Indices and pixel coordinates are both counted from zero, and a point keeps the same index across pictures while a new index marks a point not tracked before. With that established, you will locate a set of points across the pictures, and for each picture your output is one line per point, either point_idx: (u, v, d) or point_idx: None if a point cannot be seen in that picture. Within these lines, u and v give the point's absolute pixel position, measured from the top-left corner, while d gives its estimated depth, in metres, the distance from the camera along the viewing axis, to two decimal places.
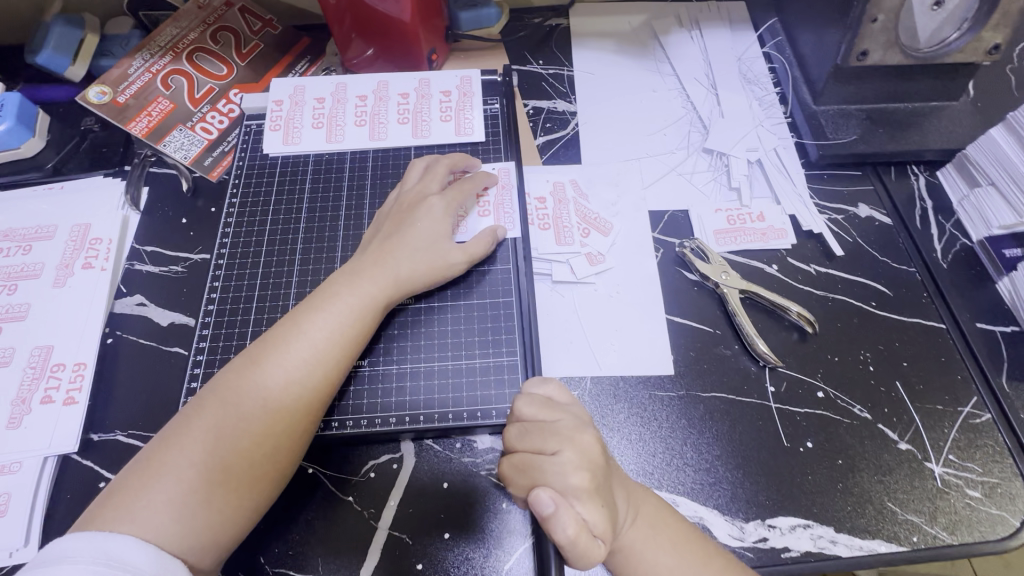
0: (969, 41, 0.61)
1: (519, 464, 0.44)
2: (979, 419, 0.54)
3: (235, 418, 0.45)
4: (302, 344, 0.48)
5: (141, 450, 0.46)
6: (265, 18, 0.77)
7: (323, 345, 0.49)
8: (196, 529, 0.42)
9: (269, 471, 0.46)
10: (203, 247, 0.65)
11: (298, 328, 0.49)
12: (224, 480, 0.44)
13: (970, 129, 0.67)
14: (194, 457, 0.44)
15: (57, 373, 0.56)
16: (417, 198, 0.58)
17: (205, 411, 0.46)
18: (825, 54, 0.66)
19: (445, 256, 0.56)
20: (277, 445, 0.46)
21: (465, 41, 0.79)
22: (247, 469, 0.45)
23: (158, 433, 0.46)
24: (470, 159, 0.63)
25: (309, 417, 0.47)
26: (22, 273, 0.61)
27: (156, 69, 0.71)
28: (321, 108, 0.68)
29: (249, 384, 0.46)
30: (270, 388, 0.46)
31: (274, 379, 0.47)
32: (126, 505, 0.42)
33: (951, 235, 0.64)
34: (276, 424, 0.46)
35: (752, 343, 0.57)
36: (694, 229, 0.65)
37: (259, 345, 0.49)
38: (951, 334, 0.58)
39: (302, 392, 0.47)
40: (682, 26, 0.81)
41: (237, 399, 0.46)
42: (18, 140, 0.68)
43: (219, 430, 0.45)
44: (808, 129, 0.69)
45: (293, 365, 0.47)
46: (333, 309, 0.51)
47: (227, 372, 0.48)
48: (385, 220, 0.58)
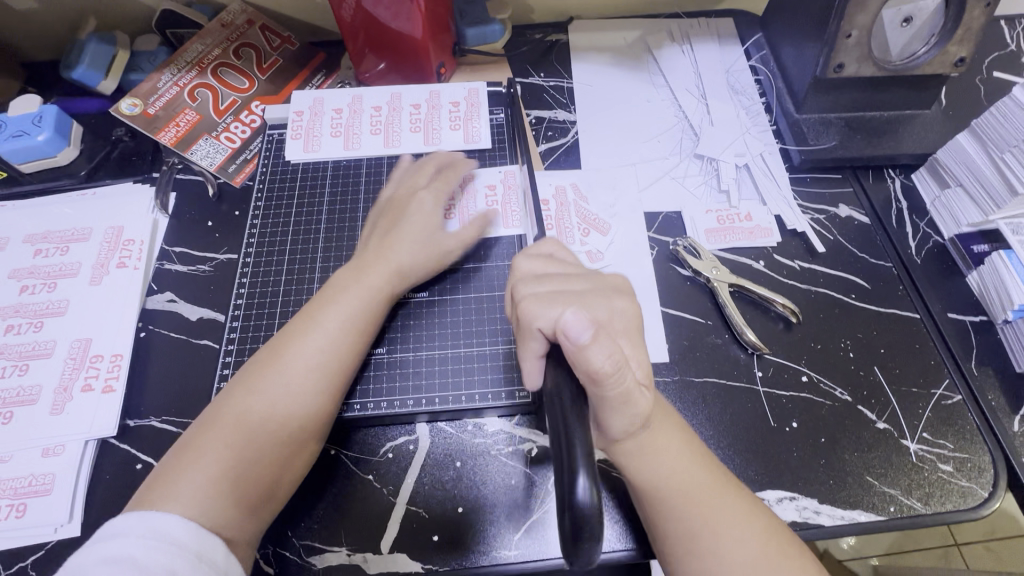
0: (936, 54, 0.66)
1: (529, 339, 0.44)
2: (951, 400, 0.59)
3: (259, 406, 0.49)
4: (316, 335, 0.53)
5: (177, 442, 0.50)
6: (283, 34, 0.82)
7: (335, 334, 0.53)
8: (232, 507, 0.46)
9: (294, 453, 0.50)
10: (228, 248, 0.69)
11: (313, 320, 0.54)
12: (253, 463, 0.48)
13: (941, 135, 0.73)
14: (225, 442, 0.48)
15: (96, 363, 0.60)
16: (408, 193, 0.63)
17: (232, 402, 0.50)
18: (805, 66, 0.72)
19: (441, 247, 0.61)
20: (299, 428, 0.50)
21: (470, 56, 0.84)
22: (272, 450, 0.49)
23: (192, 425, 0.50)
24: (457, 155, 0.68)
25: (326, 401, 0.52)
26: (61, 272, 0.66)
27: (183, 83, 0.76)
28: (339, 118, 0.73)
29: (270, 374, 0.51)
30: (289, 376, 0.51)
31: (292, 367, 0.51)
32: (168, 488, 0.46)
33: (925, 233, 0.69)
34: (296, 409, 0.50)
35: (741, 332, 0.61)
36: (687, 228, 0.70)
37: (279, 339, 0.53)
38: (925, 323, 0.63)
39: (318, 378, 0.51)
40: (673, 40, 0.86)
41: (259, 388, 0.50)
42: (54, 149, 0.72)
43: (246, 417, 0.49)
44: (791, 136, 0.74)
45: (310, 355, 0.52)
46: (347, 300, 0.55)
47: (249, 366, 0.52)
48: (378, 218, 0.63)
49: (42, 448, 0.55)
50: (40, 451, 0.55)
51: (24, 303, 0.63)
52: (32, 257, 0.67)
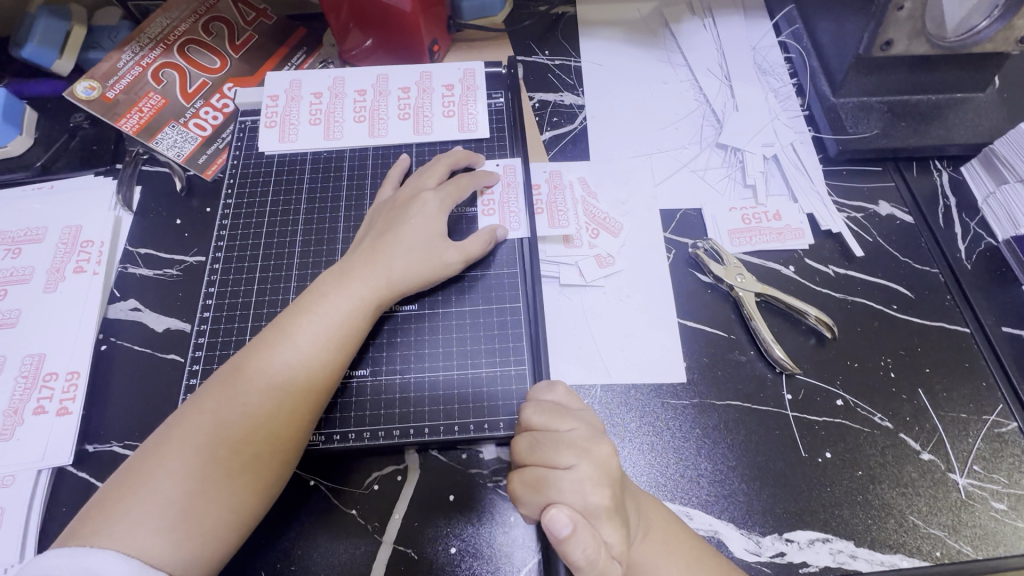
0: (1000, 29, 0.58)
1: (532, 480, 0.42)
2: (1004, 428, 0.52)
3: (219, 426, 0.43)
4: (288, 349, 0.46)
5: (122, 464, 0.43)
6: (259, 7, 0.75)
7: (309, 350, 0.47)
8: (173, 544, 0.39)
9: (252, 481, 0.43)
10: (198, 249, 0.63)
11: (285, 334, 0.47)
12: (204, 490, 0.41)
13: (997, 123, 0.64)
14: (173, 467, 0.41)
15: (50, 382, 0.54)
16: (412, 195, 0.56)
17: (189, 419, 0.44)
18: (846, 44, 0.63)
19: (441, 256, 0.54)
20: (260, 451, 0.43)
21: (467, 31, 0.76)
22: (226, 479, 0.42)
23: (142, 444, 0.44)
24: (472, 155, 0.60)
25: (294, 424, 0.45)
26: (12, 278, 0.59)
27: (146, 63, 0.68)
28: (319, 104, 0.65)
29: (232, 394, 0.44)
30: (251, 395, 0.44)
31: (256, 385, 0.45)
32: (101, 522, 0.39)
33: (975, 234, 0.61)
34: (258, 432, 0.44)
35: (768, 349, 0.55)
36: (707, 230, 0.62)
37: (245, 352, 0.47)
38: (975, 338, 0.56)
39: (289, 397, 0.45)
40: (693, 13, 0.77)
41: (220, 406, 0.44)
42: (4, 138, 0.65)
43: (197, 440, 0.43)
44: (826, 123, 0.66)
45: (276, 372, 0.45)
46: (319, 315, 0.48)
47: (211, 383, 0.46)
48: (377, 218, 0.56)
49: None
50: None
51: None
52: None
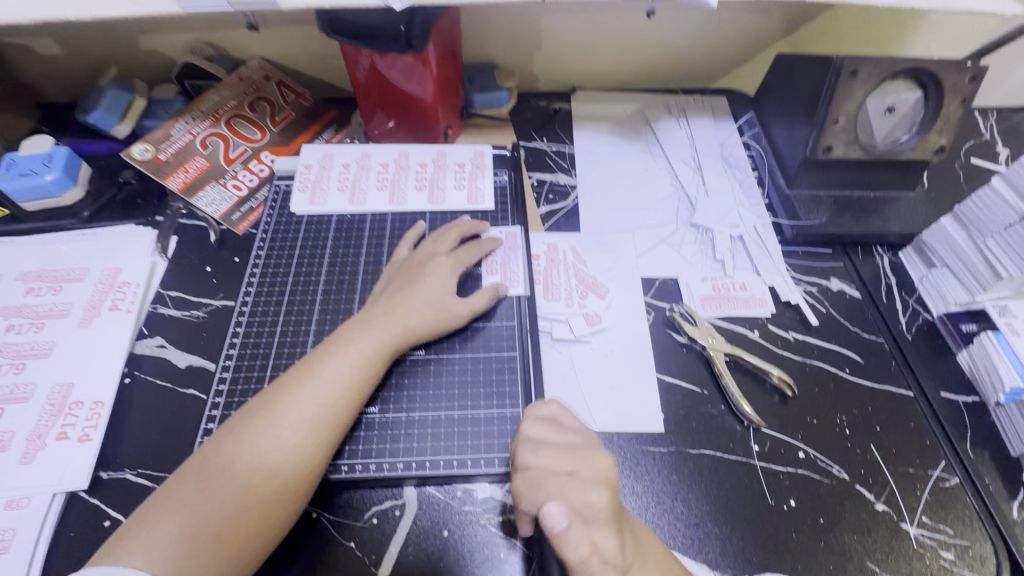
0: (918, 141, 0.71)
1: (534, 481, 0.48)
2: (948, 483, 0.58)
3: (248, 456, 0.47)
4: (315, 387, 0.51)
5: (157, 489, 0.47)
6: (299, 91, 0.87)
7: (333, 388, 0.52)
8: (202, 566, 0.43)
9: (274, 510, 0.47)
10: (225, 294, 0.69)
11: (313, 372, 0.52)
12: (229, 517, 0.45)
13: (925, 216, 0.76)
14: (206, 491, 0.46)
15: (74, 410, 0.58)
16: (427, 256, 0.64)
17: (222, 449, 0.48)
18: (796, 147, 0.76)
19: (448, 308, 0.61)
20: (281, 482, 0.47)
21: (477, 119, 0.89)
22: (252, 507, 0.46)
23: (177, 472, 0.48)
24: (479, 224, 0.69)
25: (314, 458, 0.49)
26: (50, 312, 0.64)
27: (196, 131, 0.78)
28: (347, 174, 0.74)
29: (263, 425, 0.49)
30: (279, 428, 0.49)
31: (285, 420, 0.49)
32: (135, 543, 0.43)
33: (914, 310, 0.70)
34: (284, 462, 0.48)
35: (737, 404, 0.61)
36: (683, 296, 0.71)
37: (274, 388, 0.52)
38: (918, 401, 0.63)
39: (312, 431, 0.50)
40: (670, 114, 0.91)
41: (249, 438, 0.48)
42: (61, 189, 0.72)
43: (229, 469, 0.47)
44: (783, 211, 0.77)
45: (304, 407, 0.50)
46: (343, 356, 0.54)
47: (244, 416, 0.51)
48: (394, 275, 0.64)
49: (5, 500, 0.52)
50: (1, 503, 0.52)
51: (8, 343, 0.61)
52: (22, 295, 0.65)
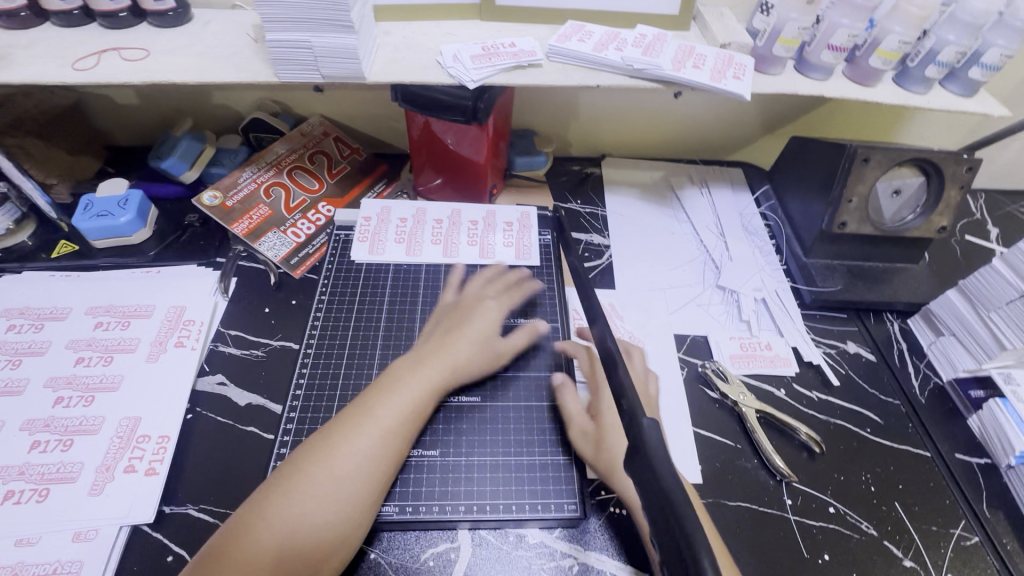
0: (923, 221, 0.79)
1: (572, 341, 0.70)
2: (969, 541, 0.61)
3: (316, 489, 0.50)
4: (371, 422, 0.55)
5: (223, 527, 0.49)
6: (354, 147, 0.94)
7: (387, 422, 0.55)
8: None
9: (337, 543, 0.50)
10: (283, 335, 0.73)
11: (368, 410, 0.55)
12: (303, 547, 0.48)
13: (930, 288, 0.83)
14: (279, 523, 0.48)
15: (142, 444, 0.60)
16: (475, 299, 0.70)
17: (288, 481, 0.51)
18: (812, 220, 0.84)
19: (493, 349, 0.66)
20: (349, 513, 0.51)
21: (516, 180, 0.96)
22: (317, 542, 0.48)
23: (241, 509, 0.50)
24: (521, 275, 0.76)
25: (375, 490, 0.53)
26: (118, 347, 0.67)
27: (261, 181, 0.84)
28: (404, 229, 0.81)
29: (325, 461, 0.52)
30: (342, 462, 0.52)
31: (345, 455, 0.52)
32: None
33: (925, 374, 0.76)
34: (344, 496, 0.51)
35: (769, 458, 0.65)
36: (714, 354, 0.76)
37: (331, 424, 0.55)
38: (936, 461, 0.68)
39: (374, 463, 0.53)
40: (693, 183, 0.99)
41: (315, 468, 0.51)
42: (133, 230, 0.77)
43: (295, 505, 0.49)
44: (801, 277, 0.83)
45: (361, 442, 0.53)
46: (398, 390, 0.58)
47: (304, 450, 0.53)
48: (444, 318, 0.68)
49: (74, 531, 0.53)
50: (71, 535, 0.53)
51: (78, 375, 0.64)
52: (92, 329, 0.68)
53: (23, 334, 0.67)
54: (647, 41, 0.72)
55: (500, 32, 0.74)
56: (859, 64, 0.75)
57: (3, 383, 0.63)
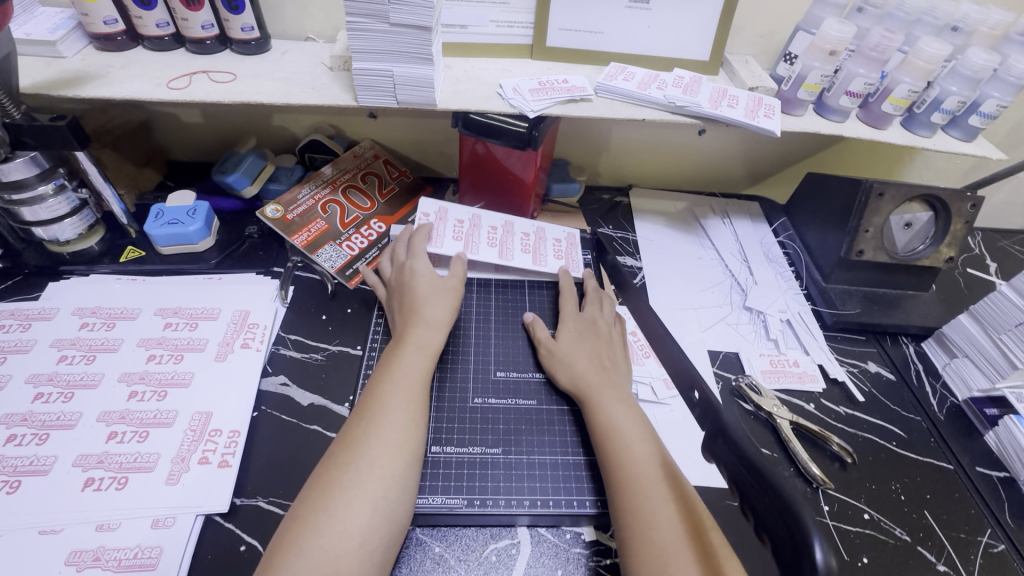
0: (933, 251, 0.86)
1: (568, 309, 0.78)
2: (996, 549, 0.65)
3: (359, 463, 0.53)
4: (393, 401, 0.59)
5: (283, 521, 0.51)
6: (401, 169, 1.00)
7: (406, 400, 0.60)
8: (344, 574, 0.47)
9: (390, 517, 0.52)
10: (340, 340, 0.76)
11: (389, 392, 0.60)
12: (364, 519, 0.50)
13: (940, 314, 0.89)
14: (333, 502, 0.50)
15: (214, 437, 0.62)
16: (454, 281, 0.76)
17: (331, 464, 0.54)
18: (830, 249, 0.90)
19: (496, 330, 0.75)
20: (394, 479, 0.54)
21: (552, 205, 1.03)
22: (372, 516, 0.51)
23: (297, 500, 0.52)
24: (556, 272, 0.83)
25: (410, 456, 0.56)
26: (188, 346, 0.70)
27: (318, 198, 0.89)
28: (462, 228, 0.85)
29: (363, 442, 0.55)
30: (374, 435, 0.56)
31: (378, 433, 0.56)
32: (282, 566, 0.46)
33: (942, 393, 0.81)
34: (386, 470, 0.54)
35: (806, 467, 0.69)
36: (746, 369, 0.80)
37: (358, 412, 0.58)
38: (959, 473, 0.72)
39: (402, 428, 0.57)
40: (715, 213, 1.06)
41: (356, 450, 0.54)
42: (199, 238, 0.81)
43: (345, 487, 0.51)
44: (821, 300, 0.89)
45: (391, 419, 0.57)
46: (398, 369, 0.63)
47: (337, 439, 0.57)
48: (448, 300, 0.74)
49: (152, 518, 0.55)
50: (149, 521, 0.55)
51: (150, 371, 0.67)
52: (162, 329, 0.71)
53: (95, 332, 0.70)
54: (685, 82, 0.80)
55: (551, 69, 0.82)
56: (872, 108, 0.83)
57: (79, 376, 0.65)
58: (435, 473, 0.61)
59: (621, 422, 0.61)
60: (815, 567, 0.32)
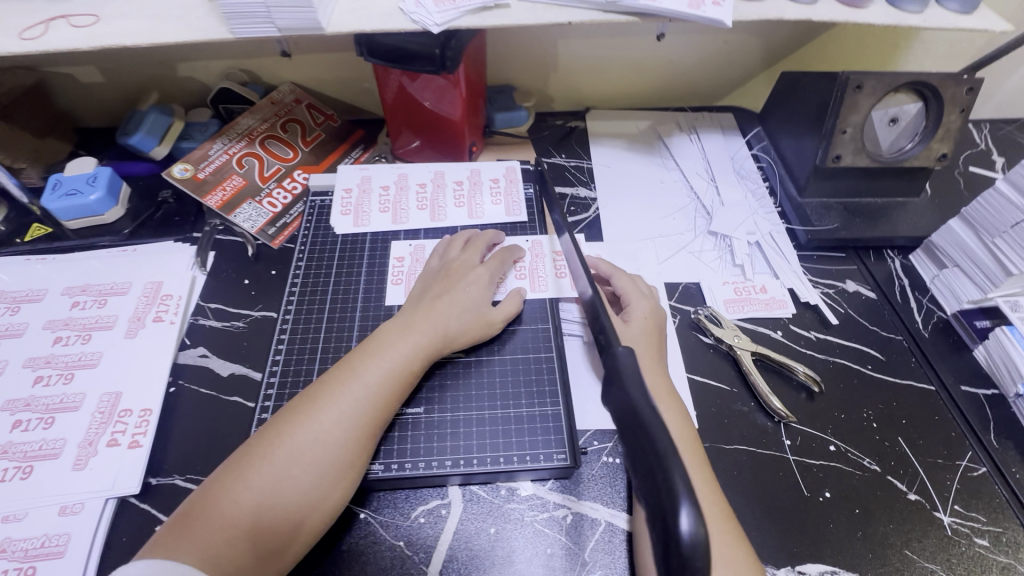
0: (922, 149, 0.76)
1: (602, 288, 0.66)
2: (976, 472, 0.60)
3: (293, 442, 0.50)
4: (355, 386, 0.54)
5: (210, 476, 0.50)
6: (328, 113, 0.91)
7: (374, 389, 0.54)
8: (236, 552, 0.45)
9: (309, 504, 0.49)
10: (264, 305, 0.71)
11: (354, 375, 0.54)
12: (276, 498, 0.48)
13: (932, 220, 0.80)
14: (251, 482, 0.48)
15: (124, 418, 0.59)
16: (464, 265, 0.66)
17: (265, 439, 0.51)
18: (806, 157, 0.80)
19: (486, 315, 0.63)
20: (325, 465, 0.50)
21: (498, 137, 0.93)
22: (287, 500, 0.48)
23: (228, 459, 0.51)
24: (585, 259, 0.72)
25: (357, 451, 0.52)
26: (96, 324, 0.66)
27: (232, 152, 0.81)
28: (456, 243, 0.70)
29: (307, 420, 0.51)
30: (323, 424, 0.51)
31: (326, 417, 0.52)
32: (185, 532, 0.45)
33: (928, 309, 0.73)
34: (321, 457, 0.50)
35: (767, 401, 0.63)
36: (707, 300, 0.73)
37: (321, 385, 0.54)
38: (940, 395, 0.65)
39: (352, 416, 0.52)
40: (682, 130, 0.95)
41: (296, 429, 0.51)
42: (103, 208, 0.75)
43: (272, 463, 0.49)
44: (796, 218, 0.80)
45: (346, 406, 0.52)
46: (382, 362, 0.56)
47: (286, 412, 0.53)
48: (433, 281, 0.65)
49: (60, 505, 0.53)
50: (57, 509, 0.53)
51: (56, 354, 0.63)
52: (68, 308, 0.67)
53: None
54: None
55: None
56: None
57: None
58: (403, 435, 0.58)
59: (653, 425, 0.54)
60: (673, 530, 0.27)
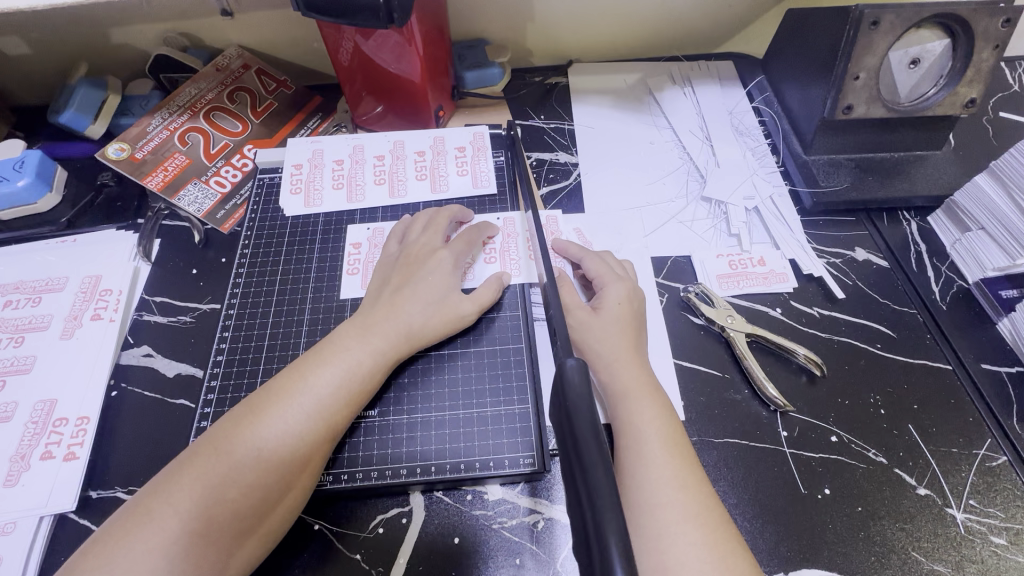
0: (947, 95, 0.66)
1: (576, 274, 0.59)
2: (995, 462, 0.54)
3: (233, 460, 0.43)
4: (307, 396, 0.47)
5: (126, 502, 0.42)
6: (280, 78, 0.82)
7: (327, 398, 0.47)
8: None
9: (248, 529, 0.42)
10: (213, 297, 0.65)
11: (304, 381, 0.47)
12: (210, 526, 0.40)
13: (955, 176, 0.71)
14: (179, 506, 0.40)
15: (59, 428, 0.55)
16: (424, 250, 0.59)
17: (198, 457, 0.43)
18: (813, 109, 0.71)
19: (456, 307, 0.56)
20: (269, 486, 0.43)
21: (469, 99, 0.84)
22: (223, 527, 0.41)
23: (150, 480, 0.43)
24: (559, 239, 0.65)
25: (306, 468, 0.46)
26: (30, 325, 0.61)
27: (174, 127, 0.73)
28: (415, 226, 0.62)
29: (250, 432, 0.44)
30: (267, 440, 0.44)
31: (273, 432, 0.44)
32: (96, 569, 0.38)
33: (948, 277, 0.66)
34: (265, 478, 0.43)
35: (762, 388, 0.57)
36: (698, 275, 0.66)
37: (265, 392, 0.47)
38: (957, 374, 0.59)
39: (303, 429, 0.46)
40: (674, 83, 0.86)
41: (238, 446, 0.43)
42: (35, 196, 0.69)
43: (205, 484, 0.41)
44: (800, 178, 0.72)
45: (295, 419, 0.45)
46: (337, 365, 0.49)
47: (222, 424, 0.45)
48: (391, 272, 0.58)
49: None
50: None
51: None
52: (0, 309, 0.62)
53: None
54: None
55: None
56: None
57: None
58: (368, 441, 0.53)
59: (650, 429, 0.47)
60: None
